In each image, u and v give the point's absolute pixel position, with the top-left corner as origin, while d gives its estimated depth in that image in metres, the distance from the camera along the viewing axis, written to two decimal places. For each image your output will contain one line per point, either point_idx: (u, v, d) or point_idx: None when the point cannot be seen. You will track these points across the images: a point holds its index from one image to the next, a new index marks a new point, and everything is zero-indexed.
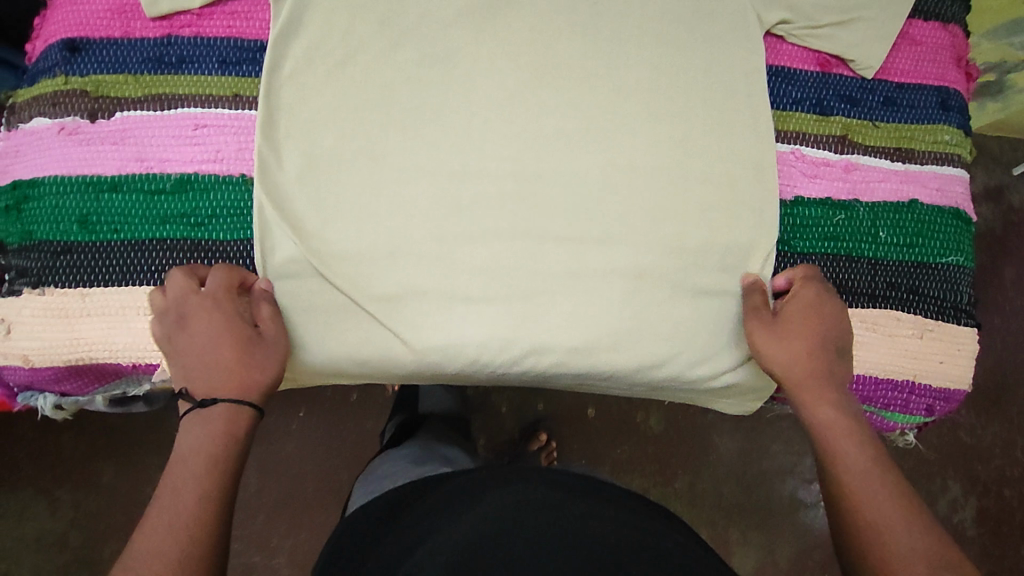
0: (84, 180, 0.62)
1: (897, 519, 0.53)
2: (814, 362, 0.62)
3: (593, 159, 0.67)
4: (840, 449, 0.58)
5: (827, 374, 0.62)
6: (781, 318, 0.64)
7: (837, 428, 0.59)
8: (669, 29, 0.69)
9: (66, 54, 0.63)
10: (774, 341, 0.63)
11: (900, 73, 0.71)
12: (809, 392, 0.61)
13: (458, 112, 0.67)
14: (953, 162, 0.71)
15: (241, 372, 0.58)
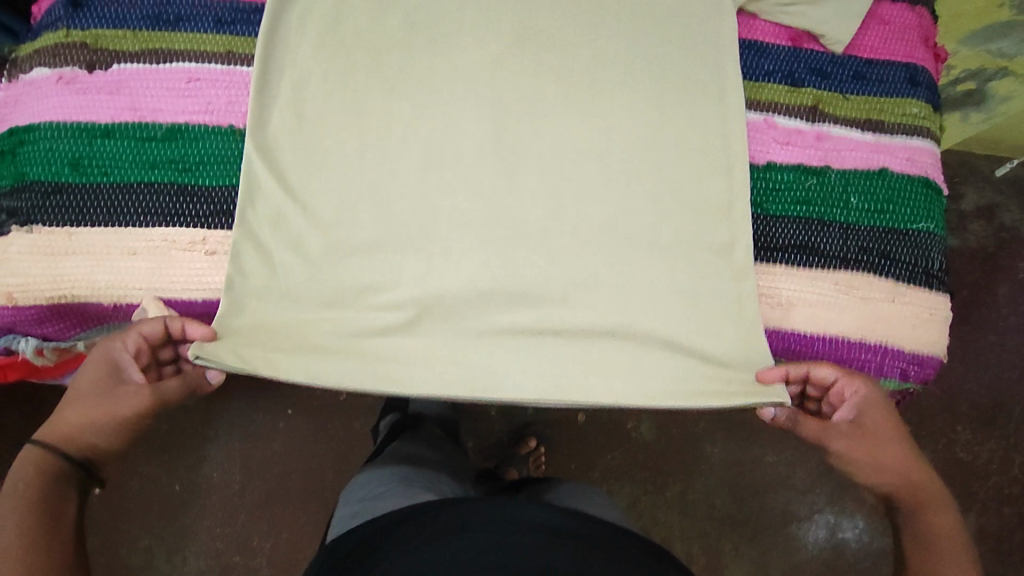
0: (77, 126, 0.64)
1: None
2: (912, 469, 0.66)
3: (571, 127, 0.69)
4: (945, 542, 0.62)
5: (919, 473, 0.66)
6: (860, 432, 0.66)
7: (951, 535, 0.63)
8: (646, 5, 0.73)
9: (69, 10, 0.67)
10: (865, 454, 0.66)
11: (869, 50, 0.74)
12: (919, 500, 0.65)
13: (441, 79, 0.69)
14: (922, 135, 0.72)
15: (80, 423, 0.61)
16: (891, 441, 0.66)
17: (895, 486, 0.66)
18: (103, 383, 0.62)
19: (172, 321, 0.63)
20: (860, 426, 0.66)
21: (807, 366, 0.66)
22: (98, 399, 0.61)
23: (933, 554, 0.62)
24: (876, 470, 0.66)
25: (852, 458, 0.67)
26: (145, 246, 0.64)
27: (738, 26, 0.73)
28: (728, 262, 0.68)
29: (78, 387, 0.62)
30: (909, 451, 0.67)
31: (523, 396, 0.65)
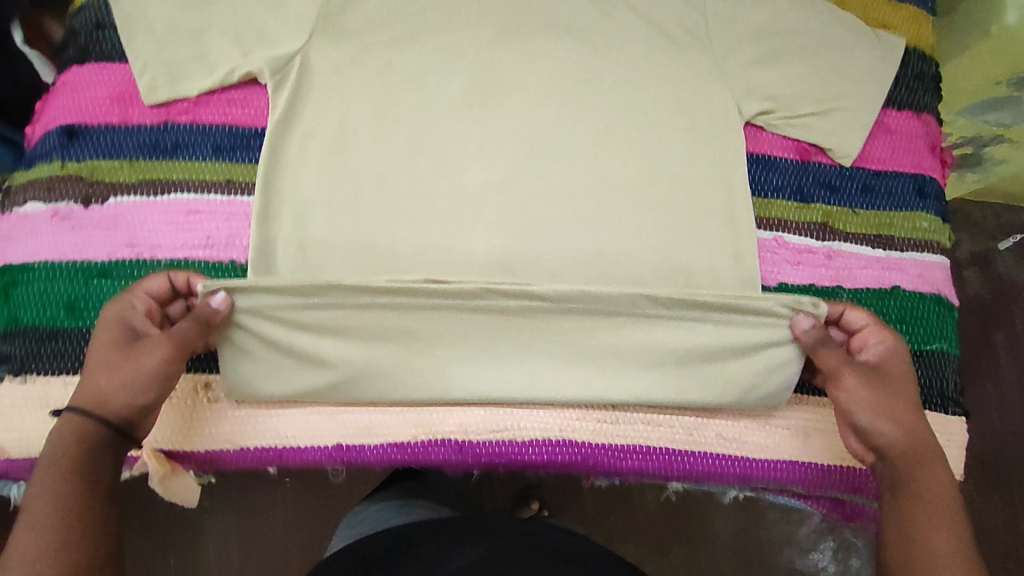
0: (74, 265, 0.63)
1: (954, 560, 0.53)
2: (915, 425, 0.59)
3: (581, 242, 0.68)
4: (944, 529, 0.54)
5: (931, 452, 0.59)
6: (877, 378, 0.60)
7: (935, 500, 0.57)
8: (654, 120, 0.72)
9: (64, 140, 0.65)
10: (879, 406, 0.60)
11: (877, 161, 0.74)
12: (912, 457, 0.58)
13: (453, 188, 0.68)
14: (932, 249, 0.73)
15: (103, 348, 0.55)
16: (904, 390, 0.61)
17: (896, 443, 0.59)
18: (120, 344, 0.55)
19: (177, 279, 0.58)
20: (878, 369, 0.62)
21: (840, 308, 0.64)
22: (122, 356, 0.54)
23: (921, 509, 0.56)
24: (879, 417, 0.59)
25: (862, 407, 0.60)
26: None
27: (746, 140, 0.73)
28: None
29: (93, 347, 0.55)
30: (924, 428, 0.60)
31: (504, 369, 0.61)
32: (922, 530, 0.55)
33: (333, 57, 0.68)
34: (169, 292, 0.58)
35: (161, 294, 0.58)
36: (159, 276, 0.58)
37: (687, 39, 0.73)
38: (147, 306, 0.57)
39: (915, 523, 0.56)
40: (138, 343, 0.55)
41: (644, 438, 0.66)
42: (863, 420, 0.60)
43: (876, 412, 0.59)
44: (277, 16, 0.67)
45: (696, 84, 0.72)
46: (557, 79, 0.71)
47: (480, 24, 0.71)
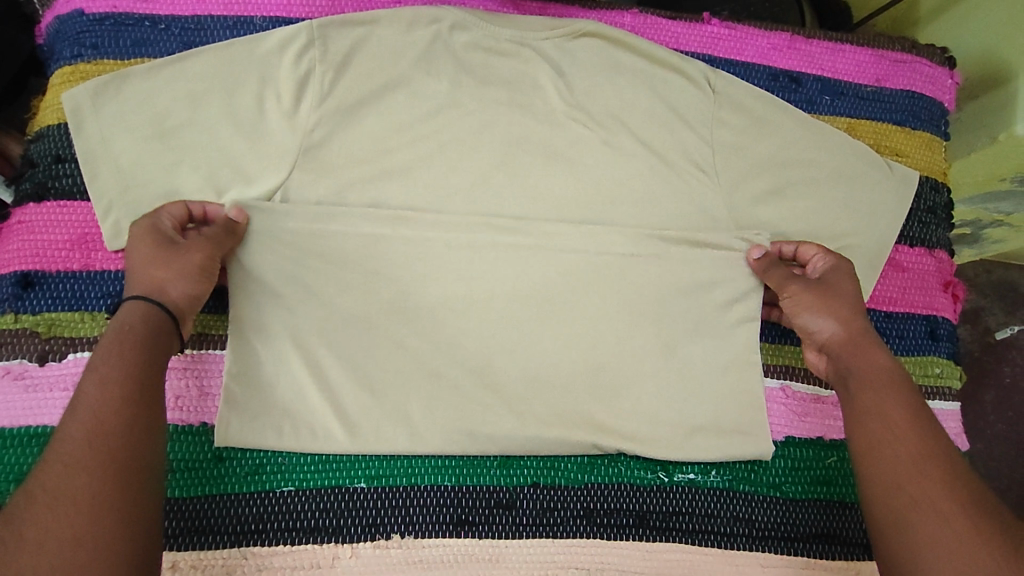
0: (27, 432, 0.57)
1: (905, 438, 0.53)
2: (858, 325, 0.61)
3: (574, 406, 0.64)
4: (884, 421, 0.55)
5: (870, 353, 0.59)
6: (821, 286, 0.63)
7: (884, 376, 0.57)
8: (664, 260, 0.67)
9: (18, 290, 0.60)
10: (817, 304, 0.62)
11: (890, 301, 0.71)
12: (854, 351, 0.60)
13: (431, 352, 0.63)
14: (944, 396, 0.71)
15: (148, 258, 0.56)
16: (845, 295, 0.63)
17: (836, 335, 0.61)
18: (162, 241, 0.57)
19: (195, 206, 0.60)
20: (822, 280, 0.64)
21: (793, 244, 0.67)
22: (167, 245, 0.57)
23: (865, 388, 0.57)
24: (818, 312, 0.62)
25: (805, 306, 0.63)
26: None
27: None
28: (747, 551, 0.64)
29: (135, 245, 0.57)
30: (868, 334, 0.61)
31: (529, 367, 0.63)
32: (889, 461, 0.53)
33: (317, 194, 0.63)
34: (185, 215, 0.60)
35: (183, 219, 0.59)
36: (177, 206, 0.59)
37: (697, 171, 0.68)
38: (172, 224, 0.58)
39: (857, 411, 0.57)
40: (180, 248, 0.57)
41: None
42: (802, 319, 0.63)
43: (815, 311, 0.62)
44: (255, 151, 0.62)
45: (703, 221, 0.68)
46: (558, 212, 0.67)
47: (475, 153, 0.67)
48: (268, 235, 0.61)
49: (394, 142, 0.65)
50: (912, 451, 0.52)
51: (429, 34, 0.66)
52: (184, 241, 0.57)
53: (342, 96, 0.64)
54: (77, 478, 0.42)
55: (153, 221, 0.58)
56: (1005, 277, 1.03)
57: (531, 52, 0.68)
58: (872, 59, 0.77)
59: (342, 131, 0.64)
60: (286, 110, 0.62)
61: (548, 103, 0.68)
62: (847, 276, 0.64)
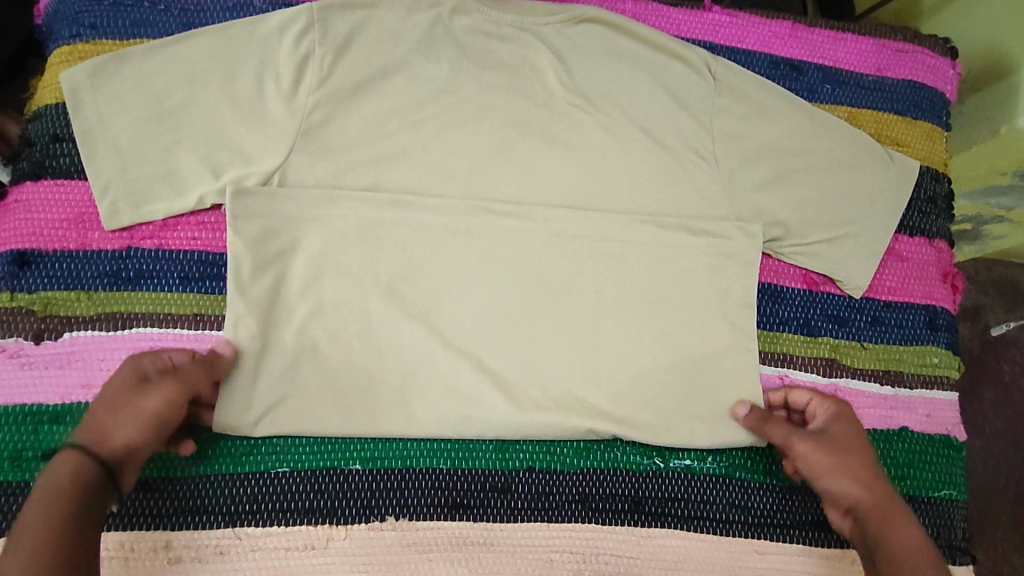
0: (23, 409, 0.58)
1: (907, 537, 0.57)
2: (878, 485, 0.60)
3: (568, 392, 0.64)
4: (896, 531, 0.57)
5: (875, 470, 0.60)
6: (829, 441, 0.61)
7: (902, 525, 0.58)
8: (659, 248, 0.67)
9: (13, 268, 0.60)
10: (822, 434, 0.61)
11: (888, 291, 0.71)
12: (876, 511, 0.59)
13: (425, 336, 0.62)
14: (942, 385, 0.70)
15: (119, 383, 0.54)
16: (858, 451, 0.61)
17: (862, 502, 0.59)
18: (143, 369, 0.56)
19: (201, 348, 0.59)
20: (828, 432, 0.62)
21: (781, 390, 0.66)
22: (141, 373, 0.55)
23: (881, 526, 0.58)
24: (839, 475, 0.60)
25: (824, 471, 0.60)
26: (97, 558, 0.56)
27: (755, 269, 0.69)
28: (741, 537, 0.64)
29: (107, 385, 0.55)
30: (867, 447, 0.62)
31: (522, 359, 0.63)
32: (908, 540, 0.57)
33: (314, 178, 0.63)
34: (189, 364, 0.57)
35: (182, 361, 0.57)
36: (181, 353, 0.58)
37: (698, 160, 0.68)
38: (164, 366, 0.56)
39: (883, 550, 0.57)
40: (147, 385, 0.54)
41: None
42: (824, 484, 0.60)
43: (837, 473, 0.60)
44: (252, 132, 0.61)
45: (702, 209, 0.68)
46: (556, 199, 0.67)
47: (473, 138, 0.66)
48: (266, 217, 0.61)
49: (392, 126, 0.65)
50: (911, 544, 0.56)
51: (429, 18, 0.66)
52: (155, 375, 0.55)
53: (341, 80, 0.63)
54: (60, 474, 0.49)
55: (135, 360, 0.56)
56: (1006, 274, 1.02)
57: (532, 37, 0.68)
58: (874, 48, 0.77)
59: (341, 114, 0.63)
60: (285, 92, 0.62)
61: (548, 89, 0.68)
62: (853, 427, 0.62)
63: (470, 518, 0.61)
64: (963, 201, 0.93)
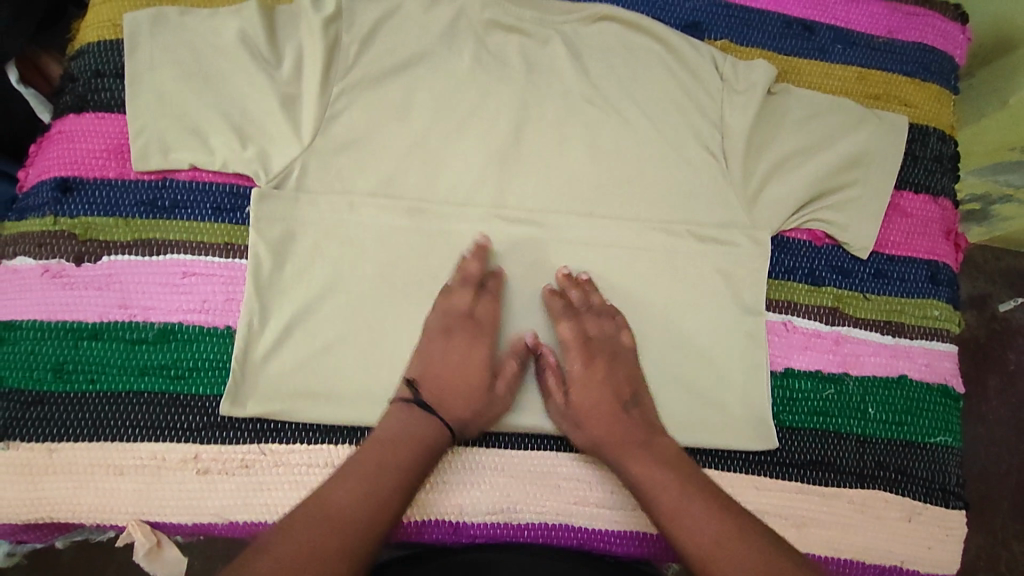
0: (64, 326, 0.61)
1: (658, 487, 0.57)
2: (606, 420, 0.61)
3: None
4: (647, 475, 0.58)
5: (645, 430, 0.61)
6: (584, 376, 0.63)
7: (648, 471, 0.58)
8: (671, 198, 0.69)
9: (58, 194, 0.63)
10: (610, 392, 0.62)
11: (892, 245, 0.73)
12: (619, 448, 0.60)
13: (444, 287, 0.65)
14: (942, 337, 0.72)
15: (465, 353, 0.62)
16: (605, 390, 0.62)
17: (596, 434, 0.61)
18: (431, 322, 0.63)
19: (471, 261, 0.64)
20: (589, 367, 0.63)
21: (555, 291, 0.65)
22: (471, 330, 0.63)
23: (636, 466, 0.59)
24: (586, 402, 0.62)
25: (572, 395, 0.63)
26: (132, 464, 0.60)
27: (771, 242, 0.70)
28: (743, 473, 0.66)
29: (427, 346, 0.62)
30: (620, 401, 0.62)
31: (536, 300, 0.66)
32: (657, 503, 0.57)
33: (339, 131, 0.65)
34: (470, 287, 0.63)
35: (454, 286, 0.63)
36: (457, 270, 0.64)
37: (711, 122, 0.70)
38: (456, 312, 0.63)
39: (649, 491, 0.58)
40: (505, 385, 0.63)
41: (646, 527, 0.65)
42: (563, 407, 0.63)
43: (583, 402, 0.62)
44: (281, 97, 0.64)
45: (714, 172, 0.69)
46: (574, 154, 0.69)
47: (494, 90, 0.69)
48: (282, 202, 0.63)
49: (416, 75, 0.68)
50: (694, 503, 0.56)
51: (453, 11, 0.69)
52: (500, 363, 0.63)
53: (369, 39, 0.67)
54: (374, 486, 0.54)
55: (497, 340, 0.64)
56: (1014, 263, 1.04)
57: (550, 34, 0.70)
58: (885, 12, 0.79)
59: (367, 71, 0.66)
60: (316, 36, 0.65)
61: (566, 43, 0.70)
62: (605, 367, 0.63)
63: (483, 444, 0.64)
64: (971, 178, 0.93)
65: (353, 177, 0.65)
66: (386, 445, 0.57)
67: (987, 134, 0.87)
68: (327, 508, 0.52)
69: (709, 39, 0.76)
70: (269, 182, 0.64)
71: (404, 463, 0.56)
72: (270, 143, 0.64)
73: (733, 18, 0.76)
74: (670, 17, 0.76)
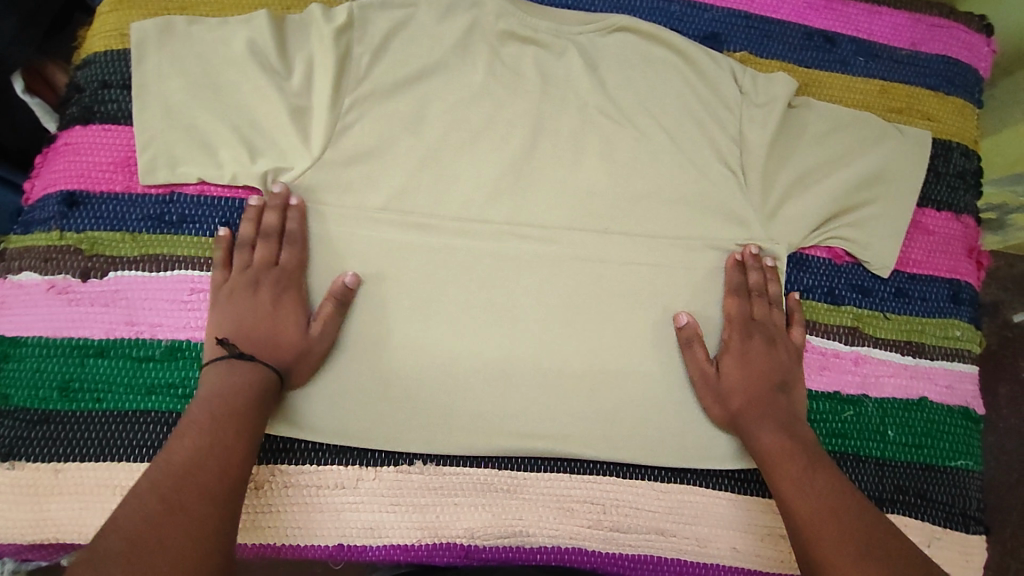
0: (70, 342, 0.60)
1: (784, 457, 0.58)
2: (754, 390, 0.62)
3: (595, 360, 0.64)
4: (777, 450, 0.58)
5: (789, 411, 0.61)
6: (744, 347, 0.64)
7: (784, 443, 0.59)
8: (689, 213, 0.67)
9: (63, 209, 0.62)
10: (766, 372, 0.63)
11: (913, 264, 0.71)
12: (753, 414, 0.61)
13: (456, 302, 0.64)
14: (963, 358, 0.71)
15: (274, 305, 0.60)
16: (760, 364, 0.63)
17: (740, 400, 0.62)
18: (233, 278, 0.61)
19: (269, 210, 0.61)
20: (749, 338, 0.64)
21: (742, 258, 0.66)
22: (275, 280, 0.60)
23: (771, 435, 0.59)
24: (741, 371, 0.63)
25: (726, 359, 0.63)
26: None
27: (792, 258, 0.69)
28: (759, 497, 0.65)
29: (233, 300, 0.60)
30: (771, 380, 0.62)
31: (549, 317, 0.64)
32: (781, 476, 0.57)
33: (349, 144, 0.64)
34: (273, 237, 0.61)
35: (252, 241, 0.62)
36: (246, 223, 0.62)
37: (730, 136, 0.68)
38: (261, 263, 0.61)
39: (776, 463, 0.58)
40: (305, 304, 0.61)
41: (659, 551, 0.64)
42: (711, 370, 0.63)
43: (738, 369, 0.63)
44: (291, 109, 0.62)
45: (733, 187, 0.67)
46: (588, 167, 0.67)
47: (508, 101, 0.67)
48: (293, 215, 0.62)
49: (428, 86, 0.66)
50: (815, 478, 0.56)
51: (467, 20, 0.67)
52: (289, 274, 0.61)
53: (381, 49, 0.65)
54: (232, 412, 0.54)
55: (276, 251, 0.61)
56: None
57: (566, 44, 0.68)
58: (908, 23, 0.77)
59: (379, 82, 0.65)
60: (327, 46, 0.63)
61: (582, 54, 0.69)
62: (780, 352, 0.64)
63: (496, 466, 0.63)
64: None
65: (364, 191, 0.64)
66: (210, 403, 0.54)
67: (1010, 146, 0.85)
68: (192, 464, 0.50)
69: (729, 50, 0.74)
70: (279, 196, 0.62)
71: (242, 413, 0.54)
72: (280, 156, 0.63)
73: (753, 29, 0.74)
74: (689, 28, 0.74)
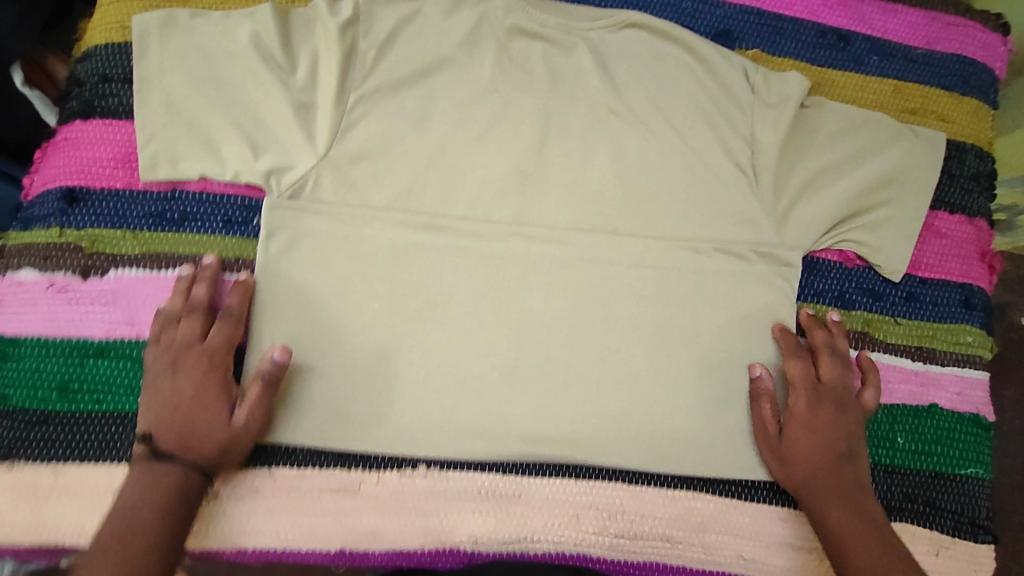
0: (70, 342, 0.59)
1: (852, 534, 0.57)
2: (823, 463, 0.60)
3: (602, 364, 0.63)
4: (845, 525, 0.58)
5: (857, 485, 0.60)
6: (808, 412, 0.62)
7: (853, 519, 0.58)
8: (698, 215, 0.66)
9: (63, 205, 0.61)
10: (834, 441, 0.61)
11: (925, 268, 0.70)
12: (816, 488, 0.60)
13: (460, 305, 0.63)
14: (974, 364, 0.70)
15: (198, 387, 0.56)
16: (830, 432, 0.61)
17: (807, 471, 0.61)
18: (157, 360, 0.57)
19: (195, 284, 0.59)
20: (817, 405, 0.62)
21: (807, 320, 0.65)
22: (196, 362, 0.57)
23: (840, 510, 0.59)
24: (808, 439, 0.61)
25: (789, 426, 0.62)
26: None
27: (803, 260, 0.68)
28: (766, 503, 0.65)
29: (156, 387, 0.56)
30: (839, 450, 0.61)
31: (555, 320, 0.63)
32: (851, 555, 0.56)
33: (354, 142, 0.62)
34: (199, 311, 0.59)
35: (178, 314, 0.59)
36: (174, 294, 0.59)
37: (741, 136, 0.66)
38: (184, 342, 0.58)
39: (845, 541, 0.57)
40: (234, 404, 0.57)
41: (664, 557, 0.63)
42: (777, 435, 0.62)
43: (808, 437, 0.61)
44: (295, 106, 0.61)
45: (744, 189, 0.66)
46: (595, 168, 0.66)
47: (514, 99, 0.66)
48: (297, 214, 0.61)
49: (434, 83, 0.65)
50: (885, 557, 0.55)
51: (474, 16, 0.66)
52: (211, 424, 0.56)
53: (386, 45, 0.64)
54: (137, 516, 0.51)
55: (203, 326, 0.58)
56: None
57: (575, 41, 0.67)
58: (924, 22, 0.75)
59: (384, 79, 0.63)
60: (331, 41, 0.62)
61: (592, 51, 0.67)
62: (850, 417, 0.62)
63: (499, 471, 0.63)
64: None
65: (368, 191, 0.63)
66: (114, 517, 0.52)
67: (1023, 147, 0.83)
68: None
69: (740, 48, 0.72)
70: (282, 193, 0.61)
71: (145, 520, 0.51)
72: (282, 153, 0.61)
73: (765, 27, 0.73)
74: (700, 24, 0.72)
